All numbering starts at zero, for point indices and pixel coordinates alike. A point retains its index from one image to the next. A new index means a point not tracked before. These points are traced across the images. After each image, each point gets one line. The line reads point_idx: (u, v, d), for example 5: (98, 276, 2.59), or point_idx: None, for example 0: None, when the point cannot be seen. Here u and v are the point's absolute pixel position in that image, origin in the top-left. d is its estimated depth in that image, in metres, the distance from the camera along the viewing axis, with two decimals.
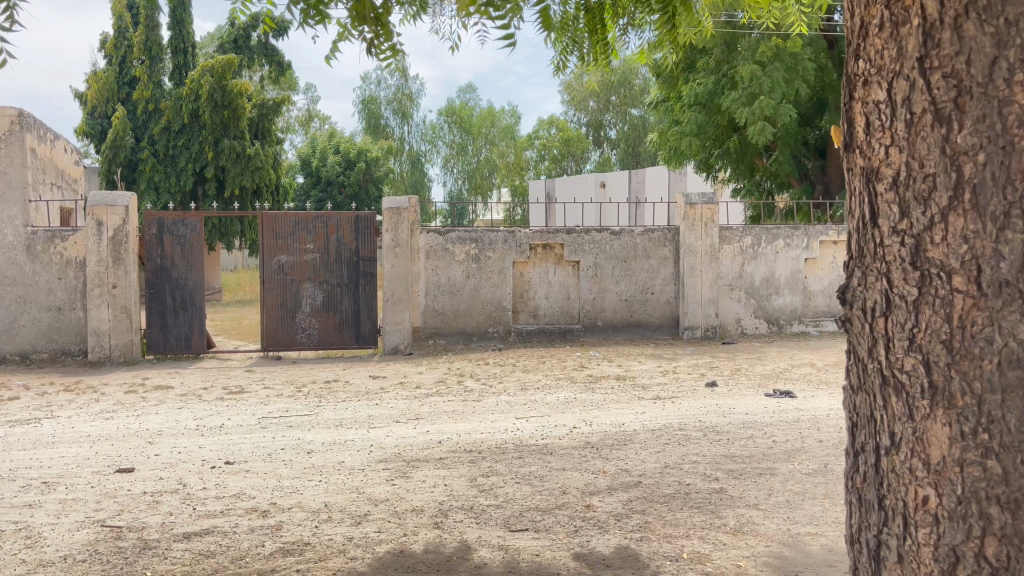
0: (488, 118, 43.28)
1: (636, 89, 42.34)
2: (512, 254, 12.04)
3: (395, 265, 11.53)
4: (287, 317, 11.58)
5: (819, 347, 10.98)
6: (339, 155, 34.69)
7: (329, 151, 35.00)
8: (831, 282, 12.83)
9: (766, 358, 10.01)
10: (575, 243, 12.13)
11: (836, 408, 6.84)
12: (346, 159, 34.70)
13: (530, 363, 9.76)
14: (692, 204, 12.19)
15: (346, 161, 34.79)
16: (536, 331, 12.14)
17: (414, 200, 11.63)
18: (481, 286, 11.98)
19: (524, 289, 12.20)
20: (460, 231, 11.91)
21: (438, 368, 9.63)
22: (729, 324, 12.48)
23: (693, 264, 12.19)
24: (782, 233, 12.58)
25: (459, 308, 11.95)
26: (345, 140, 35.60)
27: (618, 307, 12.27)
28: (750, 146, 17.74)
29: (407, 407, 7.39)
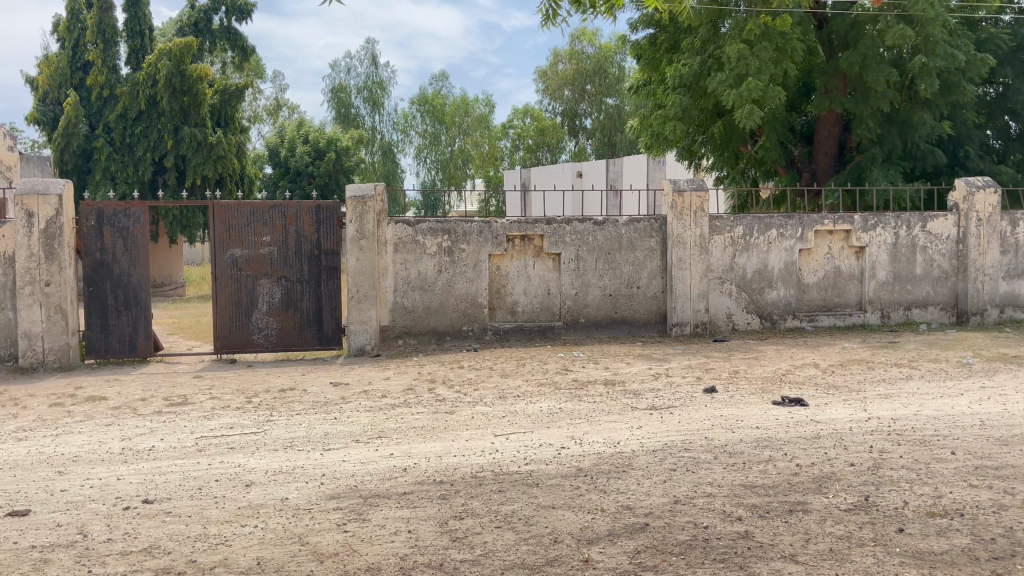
0: (462, 107, 42.27)
1: (612, 78, 41.49)
2: (488, 246, 11.14)
3: (359, 259, 10.59)
4: (242, 316, 10.61)
5: (816, 344, 10.24)
6: (308, 145, 33.56)
7: (298, 141, 33.81)
8: (827, 274, 12.08)
9: (763, 357, 9.24)
10: (555, 234, 11.26)
11: (854, 419, 6.04)
12: (315, 149, 33.55)
13: (508, 366, 8.89)
14: (681, 191, 11.33)
15: (316, 151, 33.66)
16: (514, 329, 11.25)
17: (380, 188, 10.67)
18: (454, 281, 11.07)
19: (501, 284, 11.30)
20: (431, 221, 10.99)
21: (406, 373, 8.73)
22: (720, 320, 11.70)
23: (682, 257, 11.38)
24: (775, 222, 11.81)
25: (430, 305, 11.03)
26: (314, 129, 34.47)
27: (601, 302, 11.43)
28: (735, 132, 16.95)
29: (369, 422, 6.48)
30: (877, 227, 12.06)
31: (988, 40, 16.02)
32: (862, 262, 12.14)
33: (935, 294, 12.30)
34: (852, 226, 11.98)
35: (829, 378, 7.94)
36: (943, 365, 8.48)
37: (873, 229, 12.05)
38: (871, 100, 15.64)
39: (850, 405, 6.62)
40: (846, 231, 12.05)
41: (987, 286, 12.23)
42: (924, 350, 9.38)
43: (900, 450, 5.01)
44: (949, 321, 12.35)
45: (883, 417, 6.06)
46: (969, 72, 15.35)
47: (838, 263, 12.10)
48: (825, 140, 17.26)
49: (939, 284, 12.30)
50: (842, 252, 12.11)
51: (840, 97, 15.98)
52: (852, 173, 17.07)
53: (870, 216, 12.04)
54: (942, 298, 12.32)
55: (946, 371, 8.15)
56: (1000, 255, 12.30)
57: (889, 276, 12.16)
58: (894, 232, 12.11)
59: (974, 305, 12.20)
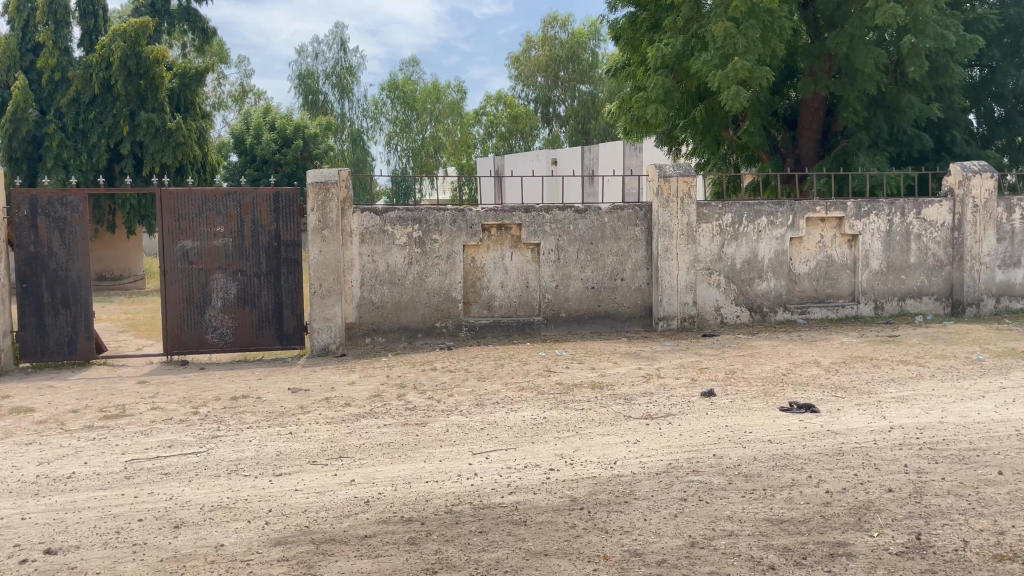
0: (433, 93, 41.28)
1: (586, 64, 40.80)
2: (462, 236, 10.37)
3: (322, 251, 9.77)
4: (195, 314, 9.75)
5: (812, 339, 9.64)
6: (275, 132, 32.41)
7: (264, 128, 32.66)
8: (818, 264, 11.48)
9: (758, 354, 8.62)
10: (533, 223, 10.52)
11: (873, 428, 5.39)
12: (282, 136, 32.42)
13: (484, 367, 8.17)
14: (666, 177, 10.64)
15: (282, 138, 32.52)
16: (490, 325, 10.51)
17: (345, 173, 9.85)
18: (425, 274, 10.29)
19: (477, 276, 10.54)
20: (400, 209, 10.18)
21: (373, 377, 7.97)
22: (708, 313, 11.06)
23: (668, 246, 10.70)
24: (765, 210, 11.17)
25: (400, 300, 10.25)
26: (281, 116, 33.33)
27: (583, 295, 10.73)
28: (718, 115, 16.31)
29: (329, 437, 5.72)
30: (870, 213, 11.47)
31: (976, 20, 15.49)
32: (855, 250, 11.56)
33: (929, 285, 11.76)
34: (844, 213, 11.38)
35: (832, 379, 7.31)
36: (952, 362, 7.88)
37: (867, 216, 11.47)
38: (858, 82, 15.11)
39: (865, 411, 5.98)
40: (839, 218, 11.45)
41: (984, 275, 11.71)
42: (927, 344, 8.81)
43: (938, 469, 4.36)
44: (944, 312, 11.83)
45: (905, 427, 5.41)
46: (957, 53, 14.76)
47: (831, 252, 11.51)
48: (810, 124, 16.68)
49: (934, 274, 11.76)
50: (834, 240, 11.51)
51: (826, 79, 15.43)
52: (838, 158, 16.52)
53: (863, 202, 11.44)
54: (937, 288, 11.79)
55: (957, 369, 7.56)
56: (996, 243, 11.79)
57: (883, 265, 11.60)
58: (888, 219, 11.54)
59: (969, 295, 11.68)
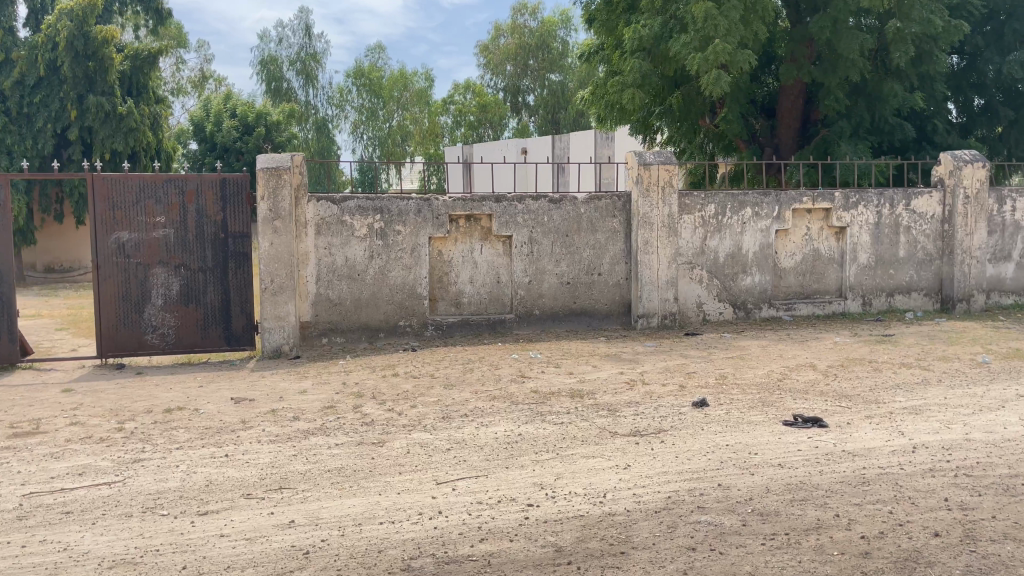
0: (400, 81, 40.20)
1: (556, 53, 40.06)
2: (427, 228, 9.58)
3: (274, 243, 8.93)
4: (132, 312, 8.87)
5: (803, 337, 9.04)
6: (236, 119, 31.16)
7: (224, 114, 31.41)
8: (805, 258, 10.91)
9: (748, 356, 7.99)
10: (505, 214, 9.78)
11: (894, 447, 4.75)
12: (243, 123, 31.22)
13: (452, 372, 7.42)
14: (647, 164, 9.95)
15: (244, 126, 31.30)
16: (458, 324, 9.75)
17: (299, 158, 9.01)
18: (388, 268, 9.50)
19: (443, 271, 9.76)
20: (360, 198, 9.36)
21: (328, 384, 7.18)
22: (690, 310, 10.41)
23: (649, 239, 10.02)
24: (750, 200, 10.55)
25: (360, 296, 9.44)
26: (243, 102, 32.09)
27: (558, 291, 10.02)
28: (695, 102, 15.70)
29: (270, 460, 4.94)
30: (859, 204, 10.91)
31: (961, 6, 15.04)
32: (842, 243, 11.00)
33: (918, 279, 11.25)
34: (832, 203, 10.80)
35: (833, 385, 6.69)
36: (958, 365, 7.32)
37: (855, 208, 10.90)
38: (840, 69, 14.58)
39: (877, 424, 5.35)
40: (826, 209, 10.88)
41: (975, 269, 11.23)
42: (926, 345, 8.25)
43: (986, 505, 3.73)
44: (932, 307, 11.33)
45: (930, 445, 4.78)
46: (943, 39, 14.30)
47: (817, 245, 10.93)
48: (789, 112, 16.14)
49: (923, 268, 11.25)
50: (821, 233, 10.94)
51: (808, 65, 14.89)
52: (818, 147, 15.99)
53: (851, 193, 10.87)
54: (926, 283, 11.29)
55: (964, 373, 6.99)
56: (987, 235, 11.32)
57: (871, 259, 11.06)
58: (877, 210, 10.99)
59: (960, 291, 11.18)
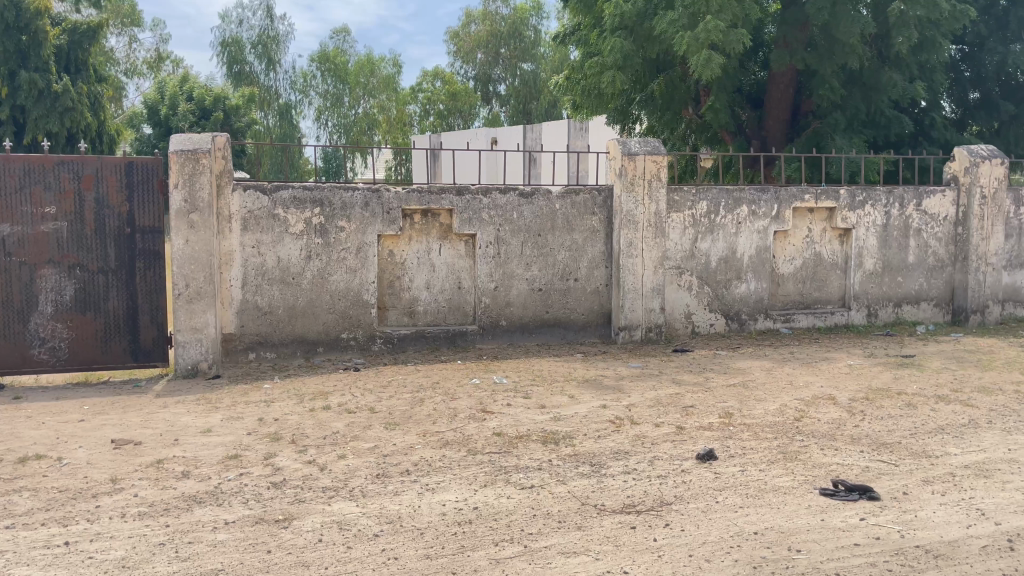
0: (367, 65, 38.62)
1: (528, 41, 38.59)
2: (375, 224, 8.18)
3: (190, 241, 7.46)
4: (15, 322, 7.36)
5: (810, 357, 7.82)
6: (192, 103, 29.17)
7: (180, 97, 29.46)
8: (805, 263, 9.71)
9: (753, 382, 6.74)
10: (468, 209, 8.42)
11: (982, 541, 3.53)
12: (200, 107, 29.22)
13: (397, 404, 6.07)
14: (631, 155, 8.64)
15: (201, 111, 29.32)
16: (412, 336, 8.37)
17: (222, 139, 7.59)
18: (328, 271, 8.09)
19: (395, 274, 8.39)
20: (296, 188, 7.93)
21: (241, 421, 5.79)
22: (677, 322, 9.14)
23: (633, 240, 8.72)
24: (746, 197, 9.30)
25: (295, 304, 8.03)
26: (200, 85, 30.13)
27: (528, 299, 8.69)
28: (678, 89, 14.69)
29: (125, 552, 3.57)
30: (866, 204, 9.73)
31: None
32: (848, 247, 9.82)
33: (928, 288, 10.12)
34: (837, 202, 9.61)
35: (864, 428, 5.46)
36: (1007, 400, 6.13)
37: (862, 208, 9.72)
38: (836, 55, 13.45)
39: (942, 495, 4.12)
40: (829, 209, 9.69)
41: (991, 277, 10.12)
42: (957, 370, 7.07)
43: None
44: (943, 319, 10.22)
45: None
46: (947, 24, 13.22)
47: (819, 249, 9.75)
48: (779, 102, 14.94)
49: (934, 275, 10.12)
50: (823, 235, 9.76)
51: (801, 50, 13.72)
52: (809, 140, 14.85)
53: (858, 190, 9.69)
54: (936, 292, 10.15)
55: (1017, 412, 5.80)
56: (1004, 239, 10.22)
57: (878, 265, 9.88)
58: (886, 210, 9.83)
59: (973, 301, 10.08)
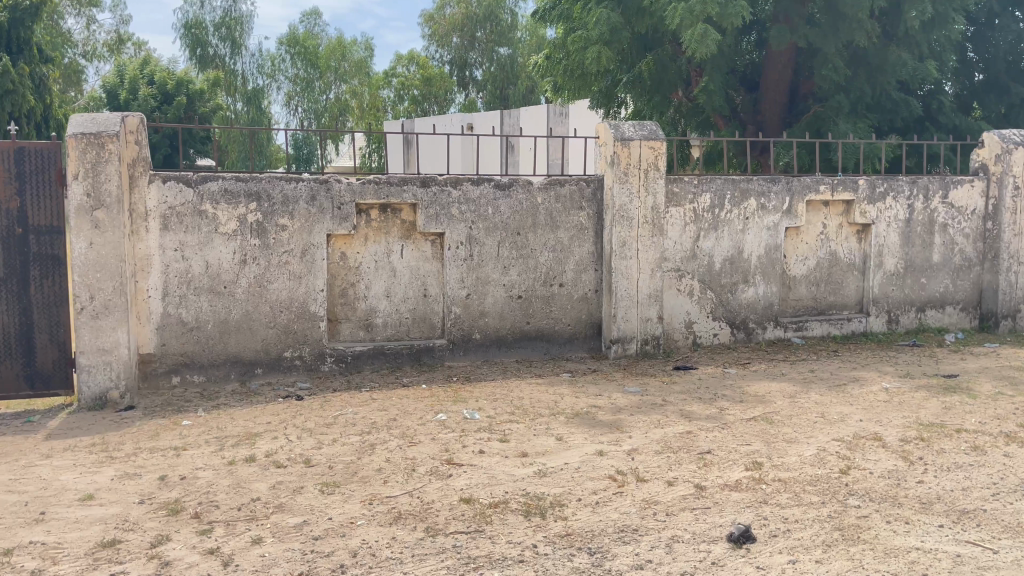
0: (337, 50, 37.07)
1: (505, 25, 37.04)
2: (324, 221, 6.91)
3: (94, 244, 6.13)
4: None
5: (836, 377, 6.68)
6: (153, 87, 27.00)
7: (141, 81, 27.38)
8: (819, 263, 8.57)
9: (777, 415, 5.58)
10: (434, 203, 7.17)
11: None
12: (162, 92, 27.08)
13: (341, 454, 4.83)
14: (625, 140, 7.43)
15: (163, 96, 27.13)
16: (369, 353, 7.12)
17: (134, 119, 6.32)
18: (268, 278, 6.82)
19: (349, 280, 7.12)
20: (227, 178, 6.64)
21: (137, 480, 4.50)
22: (676, 332, 7.97)
23: (626, 239, 7.52)
24: (754, 188, 8.13)
25: (228, 317, 6.74)
26: (162, 70, 28.15)
27: (506, 309, 7.47)
28: (668, 69, 13.58)
29: None
30: (886, 196, 8.62)
31: None
32: (866, 245, 8.70)
33: (954, 290, 9.03)
34: (855, 194, 8.49)
35: (931, 486, 4.32)
36: None
37: (882, 200, 8.61)
38: (841, 32, 12.30)
39: None
40: (845, 202, 8.57)
41: None
42: (1016, 398, 5.94)
43: None
44: (969, 325, 9.14)
45: None
46: None
47: (834, 247, 8.62)
48: (776, 84, 13.81)
49: (960, 277, 9.04)
50: (839, 231, 8.63)
51: (803, 26, 12.58)
52: (809, 125, 13.74)
53: (878, 180, 8.58)
54: (962, 295, 9.07)
55: None
56: None
57: (899, 265, 8.77)
58: (909, 203, 8.72)
59: (1004, 305, 9.00)
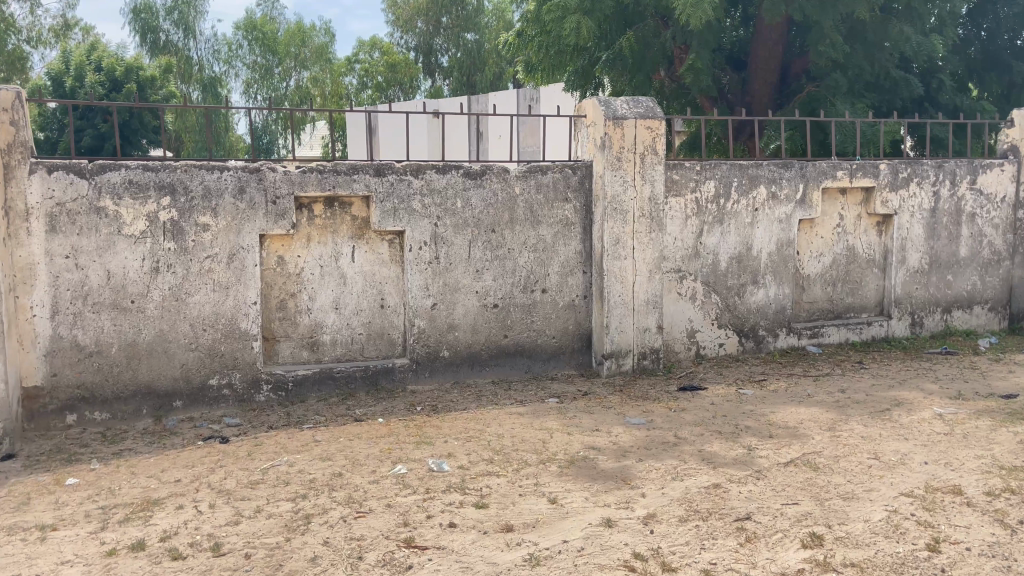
0: (298, 35, 35.09)
1: (471, 10, 35.57)
2: (257, 219, 5.66)
3: None
4: None
5: (874, 399, 5.61)
6: (100, 74, 24.44)
7: (88, 67, 24.67)
8: (835, 260, 7.51)
9: (820, 457, 4.48)
10: (392, 196, 5.95)
11: None
12: (111, 79, 24.46)
13: (265, 534, 3.62)
14: (619, 118, 6.28)
15: (112, 82, 24.54)
16: (314, 378, 5.90)
17: (10, 93, 5.02)
18: (187, 290, 5.55)
19: (288, 290, 5.89)
20: (131, 167, 5.35)
21: None
22: (677, 343, 6.86)
23: (621, 236, 6.37)
24: (764, 175, 7.02)
25: (137, 339, 5.47)
26: (109, 54, 25.60)
27: (479, 321, 6.29)
28: (651, 46, 12.46)
29: None
30: (910, 182, 7.58)
31: None
32: (887, 238, 7.66)
33: (982, 288, 8.03)
34: (876, 180, 7.44)
35: None
36: None
37: (905, 187, 7.56)
38: (841, 3, 11.25)
39: None
40: (865, 190, 7.51)
41: None
42: None
43: None
44: (998, 326, 8.15)
45: None
46: None
47: (852, 241, 7.56)
48: (766, 62, 12.69)
49: (989, 273, 8.04)
50: (858, 223, 7.57)
51: None
52: (802, 107, 12.71)
53: (901, 164, 7.53)
54: (991, 293, 8.08)
55: None
56: None
57: (924, 261, 7.74)
58: (936, 189, 7.69)
59: None
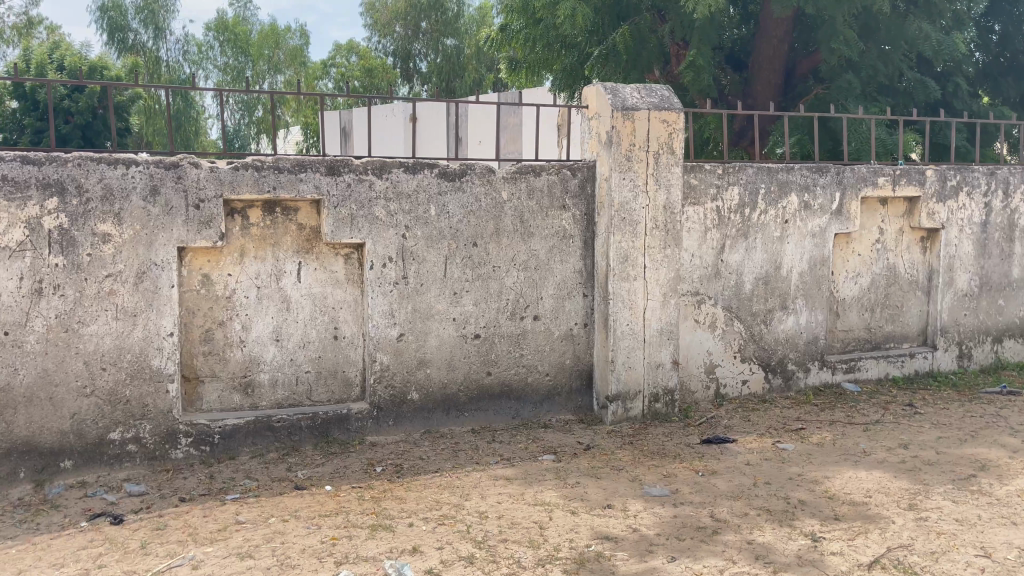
0: (271, 37, 33.62)
1: (451, 14, 34.45)
2: (173, 227, 4.44)
3: None
4: None
5: (949, 459, 4.50)
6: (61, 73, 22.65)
7: (48, 63, 22.83)
8: (874, 282, 6.42)
9: (913, 556, 3.34)
10: (349, 201, 4.76)
11: None
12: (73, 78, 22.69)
13: None
14: (628, 107, 5.14)
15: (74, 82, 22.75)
16: (247, 430, 4.68)
17: None
18: (81, 317, 4.31)
19: (215, 318, 4.66)
20: (5, 158, 4.11)
21: None
22: (694, 380, 5.72)
23: (629, 252, 5.23)
24: (796, 180, 5.91)
25: (12, 381, 4.22)
26: (70, 53, 23.86)
27: (456, 356, 5.11)
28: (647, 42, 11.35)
29: None
30: (959, 191, 6.52)
31: None
32: (932, 256, 6.59)
33: None
34: (922, 189, 6.37)
35: None
36: None
37: (954, 197, 6.50)
38: None
39: None
40: (908, 200, 6.44)
41: None
42: None
43: None
44: None
45: None
46: None
47: (893, 260, 6.48)
48: (771, 61, 11.66)
49: None
50: (900, 238, 6.49)
51: None
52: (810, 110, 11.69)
53: (949, 171, 6.47)
54: None
55: None
56: None
57: (973, 283, 6.68)
58: (988, 199, 6.63)
59: None
